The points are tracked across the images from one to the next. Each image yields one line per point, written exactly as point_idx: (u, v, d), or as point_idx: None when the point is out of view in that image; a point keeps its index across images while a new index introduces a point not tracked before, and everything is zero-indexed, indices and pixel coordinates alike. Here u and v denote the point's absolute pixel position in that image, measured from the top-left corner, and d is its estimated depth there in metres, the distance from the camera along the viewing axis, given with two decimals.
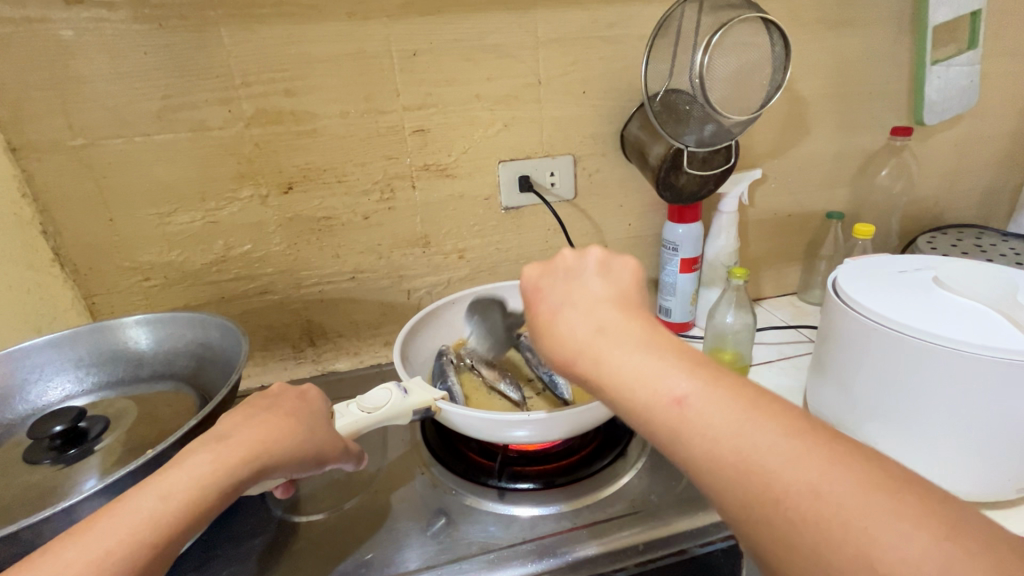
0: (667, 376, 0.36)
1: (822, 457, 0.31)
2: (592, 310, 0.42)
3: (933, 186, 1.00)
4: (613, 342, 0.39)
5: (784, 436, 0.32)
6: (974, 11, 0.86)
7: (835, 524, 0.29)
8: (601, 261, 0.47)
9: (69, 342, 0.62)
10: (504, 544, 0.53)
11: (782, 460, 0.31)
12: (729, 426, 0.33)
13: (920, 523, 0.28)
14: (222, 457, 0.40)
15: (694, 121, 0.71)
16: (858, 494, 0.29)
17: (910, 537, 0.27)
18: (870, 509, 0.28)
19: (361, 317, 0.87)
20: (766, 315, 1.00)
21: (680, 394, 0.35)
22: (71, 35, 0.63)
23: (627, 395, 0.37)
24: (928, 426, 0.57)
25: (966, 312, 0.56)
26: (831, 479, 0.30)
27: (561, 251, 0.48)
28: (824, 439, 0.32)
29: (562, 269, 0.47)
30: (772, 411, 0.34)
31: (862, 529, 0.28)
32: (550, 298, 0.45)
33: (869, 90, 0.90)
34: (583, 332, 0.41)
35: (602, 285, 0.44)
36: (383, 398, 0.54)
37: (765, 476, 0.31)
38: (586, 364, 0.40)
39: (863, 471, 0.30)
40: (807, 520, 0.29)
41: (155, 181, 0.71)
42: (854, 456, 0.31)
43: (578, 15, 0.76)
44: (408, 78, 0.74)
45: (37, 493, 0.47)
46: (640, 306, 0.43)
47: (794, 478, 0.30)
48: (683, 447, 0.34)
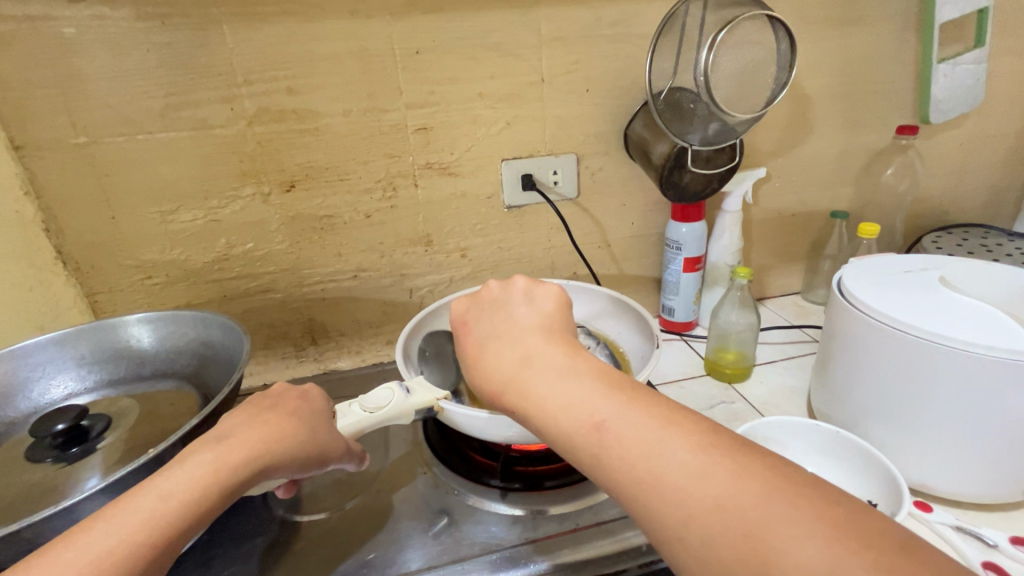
0: (588, 400, 0.38)
1: (725, 467, 0.32)
2: (519, 341, 0.45)
3: (939, 185, 1.00)
4: (536, 370, 0.42)
5: (689, 449, 0.34)
6: (981, 9, 0.86)
7: (734, 533, 0.30)
8: (528, 294, 0.50)
9: (72, 341, 0.62)
10: (507, 544, 0.53)
11: (688, 474, 0.33)
12: (641, 445, 0.35)
13: (818, 526, 0.28)
14: (224, 457, 0.40)
15: (698, 119, 0.71)
16: (756, 499, 0.30)
17: (805, 540, 0.28)
18: (767, 516, 0.29)
19: (363, 316, 0.87)
20: (769, 315, 0.99)
21: (599, 419, 0.37)
22: (74, 32, 0.63)
23: (552, 421, 0.39)
24: (932, 427, 0.57)
25: (972, 313, 0.56)
26: (734, 487, 0.31)
27: (488, 284, 0.53)
28: (731, 450, 0.33)
29: (488, 302, 0.51)
30: (682, 428, 0.35)
31: (761, 537, 0.29)
32: (478, 330, 0.49)
33: (874, 88, 0.90)
34: (509, 363, 0.44)
35: (528, 316, 0.48)
36: (386, 398, 0.53)
37: (674, 490, 0.32)
38: (516, 394, 0.42)
39: (767, 478, 0.31)
40: (717, 531, 0.30)
41: (158, 179, 0.71)
42: (757, 462, 0.32)
43: (581, 13, 0.76)
44: (411, 76, 0.73)
45: (39, 492, 0.47)
46: (565, 332, 0.46)
47: (697, 491, 0.32)
48: (606, 470, 0.36)
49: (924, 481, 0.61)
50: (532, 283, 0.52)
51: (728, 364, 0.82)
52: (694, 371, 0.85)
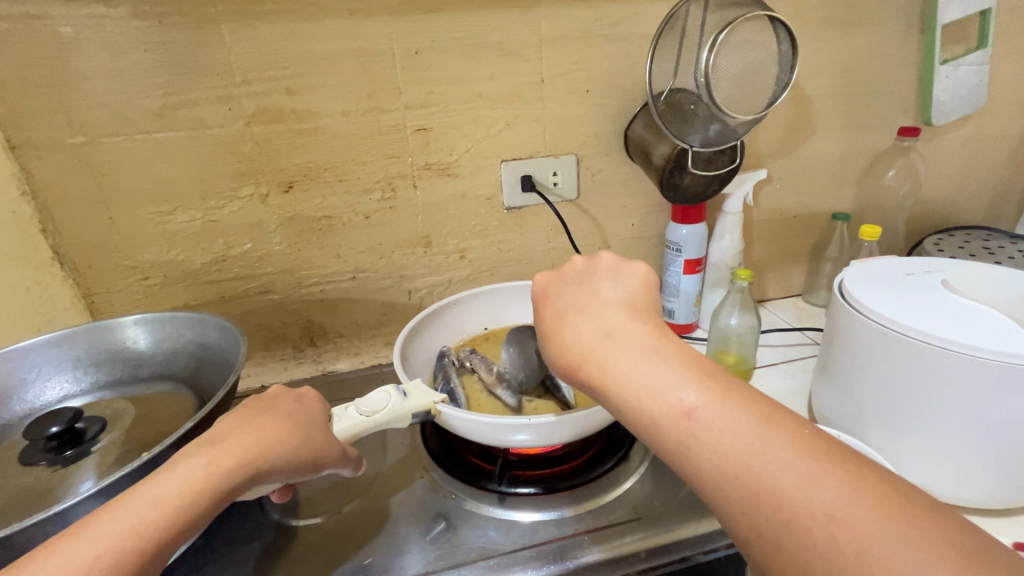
0: (678, 387, 0.38)
1: (833, 476, 0.32)
2: (602, 318, 0.44)
3: (941, 187, 0.99)
4: (619, 348, 0.42)
5: (794, 451, 0.33)
6: (984, 10, 0.85)
7: (841, 546, 0.29)
8: (613, 272, 0.49)
9: (68, 342, 0.61)
10: (505, 549, 0.52)
11: (795, 478, 0.32)
12: (738, 439, 0.34)
13: (938, 550, 0.28)
14: (216, 462, 0.40)
15: (699, 120, 0.70)
16: (871, 515, 0.30)
17: (923, 561, 0.27)
18: (881, 533, 0.29)
19: (362, 317, 0.87)
20: (770, 317, 0.99)
21: (688, 407, 0.37)
22: (71, 31, 0.62)
23: (636, 404, 0.39)
24: (935, 431, 0.56)
25: (973, 316, 0.56)
26: (843, 498, 0.31)
27: (571, 258, 0.51)
28: (837, 459, 0.33)
29: (571, 274, 0.50)
30: (783, 428, 0.35)
31: (873, 552, 0.28)
32: (557, 303, 0.48)
33: (876, 90, 0.89)
34: (589, 338, 0.44)
35: (614, 294, 0.47)
36: (382, 401, 0.53)
37: (775, 494, 0.32)
38: (597, 374, 0.42)
39: (879, 493, 0.31)
40: (823, 542, 0.30)
41: (155, 180, 0.71)
42: (866, 474, 0.32)
43: (582, 13, 0.75)
44: (410, 76, 0.73)
45: (33, 495, 0.47)
46: (651, 313, 0.45)
47: (804, 498, 0.31)
48: (694, 463, 0.35)
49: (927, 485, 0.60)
50: (617, 258, 0.50)
51: (728, 367, 0.82)
52: None
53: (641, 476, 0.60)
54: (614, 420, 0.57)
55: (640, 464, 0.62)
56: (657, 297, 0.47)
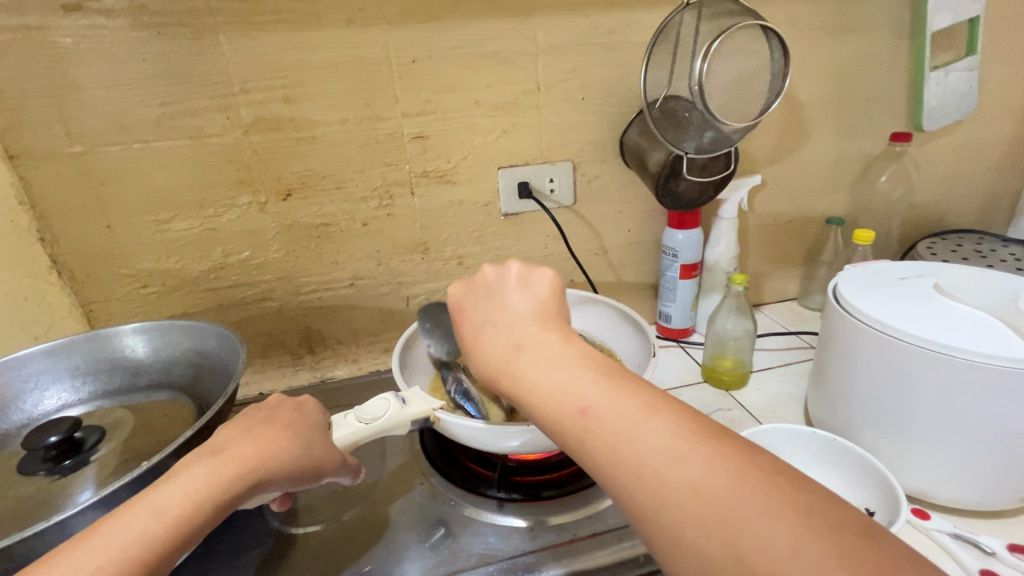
0: (576, 387, 0.38)
1: (702, 454, 0.33)
2: (508, 324, 0.44)
3: (933, 191, 1.00)
4: (526, 355, 0.41)
5: (671, 437, 0.34)
6: (974, 17, 0.86)
7: (703, 516, 0.31)
8: (523, 276, 0.48)
9: (66, 351, 0.61)
10: (504, 555, 0.52)
11: (667, 461, 0.33)
12: (626, 430, 0.35)
13: (787, 516, 0.29)
14: (217, 472, 0.40)
15: (694, 127, 0.71)
16: (731, 484, 0.31)
17: (768, 523, 0.29)
18: (739, 501, 0.30)
19: (360, 324, 0.87)
20: (766, 321, 1.00)
21: (584, 406, 0.37)
22: (70, 42, 0.62)
23: (541, 407, 0.39)
24: (932, 434, 0.57)
25: (967, 320, 0.56)
26: (708, 474, 0.32)
27: (483, 267, 0.50)
28: (710, 439, 0.34)
29: (483, 287, 0.49)
30: (669, 414, 0.35)
31: (733, 520, 0.30)
32: (473, 318, 0.47)
33: (869, 96, 0.90)
34: (502, 349, 0.43)
35: (523, 298, 0.46)
36: (381, 408, 0.53)
37: (656, 477, 0.33)
38: (506, 379, 0.41)
39: (741, 463, 0.32)
40: (690, 514, 0.31)
41: (154, 188, 0.71)
42: (732, 447, 0.33)
43: (577, 21, 0.76)
44: (408, 85, 0.74)
45: (32, 505, 0.47)
46: (560, 316, 0.45)
47: (679, 478, 0.32)
48: (591, 457, 0.36)
49: (922, 487, 0.60)
50: (527, 266, 0.49)
51: (724, 370, 0.82)
52: (691, 379, 0.85)
53: None
54: None
55: None
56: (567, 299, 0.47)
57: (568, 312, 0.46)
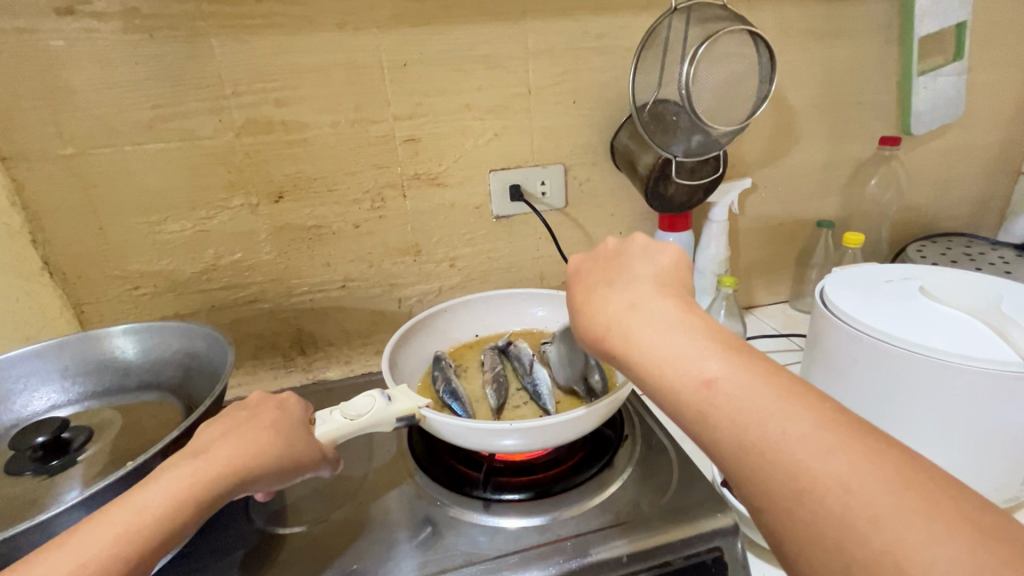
0: (702, 358, 0.38)
1: (853, 453, 0.32)
2: (629, 289, 0.45)
3: (923, 194, 1.01)
4: (644, 318, 0.42)
5: (815, 426, 0.33)
6: (961, 22, 0.87)
7: (856, 517, 0.30)
8: (647, 248, 0.50)
9: (55, 352, 0.62)
10: (488, 555, 0.52)
11: (812, 450, 0.32)
12: (754, 408, 0.34)
13: (956, 534, 0.28)
14: (199, 471, 0.40)
15: (682, 131, 0.72)
16: (888, 490, 0.30)
17: (939, 542, 0.28)
18: (900, 512, 0.29)
19: (352, 325, 0.87)
20: (757, 324, 1.00)
21: (711, 377, 0.37)
22: (62, 45, 0.63)
23: (657, 372, 0.39)
24: (915, 434, 0.57)
25: (948, 321, 0.57)
26: (859, 474, 0.31)
27: (607, 238, 0.53)
28: (858, 436, 0.33)
29: (602, 255, 0.51)
30: (809, 403, 0.34)
31: (893, 530, 0.29)
32: (589, 279, 0.49)
33: (858, 100, 0.91)
34: (618, 309, 0.44)
35: (645, 268, 0.47)
36: (367, 405, 0.53)
37: (798, 468, 0.32)
38: (621, 342, 0.42)
39: (901, 472, 0.31)
40: (840, 514, 0.30)
41: (146, 190, 0.71)
42: (889, 453, 0.32)
43: (567, 25, 0.76)
44: (399, 88, 0.74)
45: (19, 504, 0.47)
46: (682, 288, 0.45)
47: (827, 473, 0.31)
48: (713, 431, 0.36)
49: None
50: (650, 240, 0.51)
51: None
52: None
53: (624, 482, 0.61)
54: (598, 424, 0.58)
55: (624, 469, 0.63)
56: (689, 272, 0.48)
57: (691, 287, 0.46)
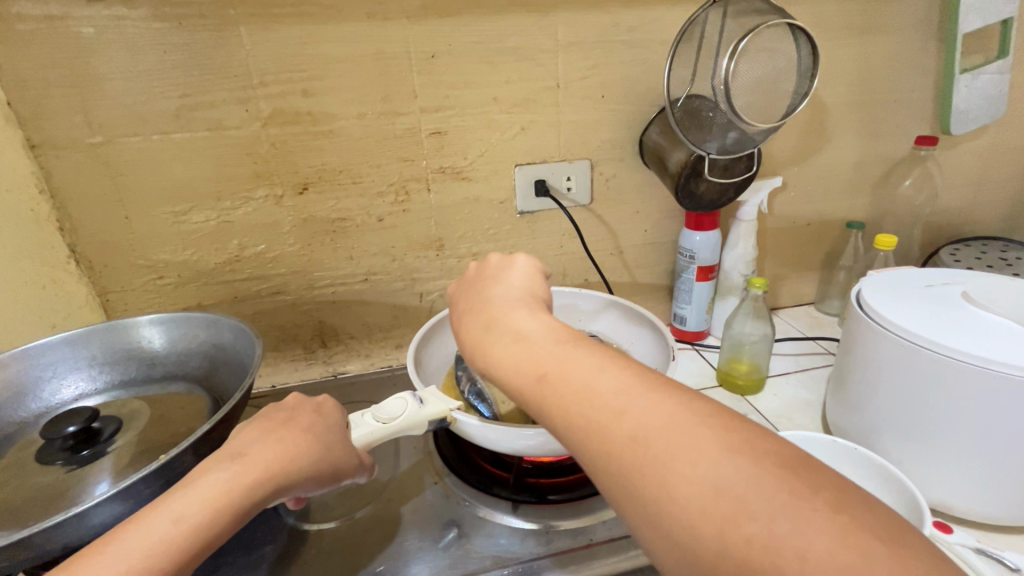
0: (536, 355, 0.37)
1: (643, 404, 0.32)
2: (481, 306, 0.44)
3: (957, 196, 0.98)
4: (493, 331, 0.41)
5: (621, 391, 0.33)
6: (1005, 19, 0.84)
7: (643, 464, 0.30)
8: (502, 264, 0.48)
9: (84, 341, 0.62)
10: (518, 558, 0.52)
11: (613, 411, 0.32)
12: (577, 391, 0.34)
13: (723, 452, 0.28)
14: (238, 477, 0.40)
15: (717, 127, 0.70)
16: (669, 429, 0.30)
17: (702, 463, 0.28)
18: (675, 444, 0.29)
19: (373, 319, 0.87)
20: (782, 325, 0.98)
21: (542, 371, 0.36)
22: (91, 32, 0.62)
23: (503, 380, 0.38)
24: (959, 448, 0.55)
25: (997, 329, 0.55)
26: (651, 421, 0.31)
27: (470, 263, 0.51)
28: (660, 389, 0.33)
29: (467, 278, 0.49)
30: (623, 367, 0.35)
31: (669, 466, 0.29)
32: (457, 304, 0.47)
33: (894, 98, 0.88)
34: (473, 329, 0.42)
35: (499, 283, 0.46)
36: (399, 408, 0.53)
37: (599, 429, 0.32)
38: (475, 357, 0.41)
39: (682, 406, 0.31)
40: (633, 464, 0.30)
41: (172, 180, 0.71)
42: (674, 396, 0.32)
43: (598, 18, 0.75)
44: (426, 80, 0.73)
45: (51, 494, 0.47)
46: (536, 296, 0.45)
47: (621, 428, 0.32)
48: (549, 420, 0.35)
49: (941, 500, 0.59)
50: (504, 256, 0.50)
51: (741, 376, 0.81)
52: (706, 383, 0.84)
53: None
54: None
55: None
56: (544, 281, 0.47)
57: (546, 294, 0.46)
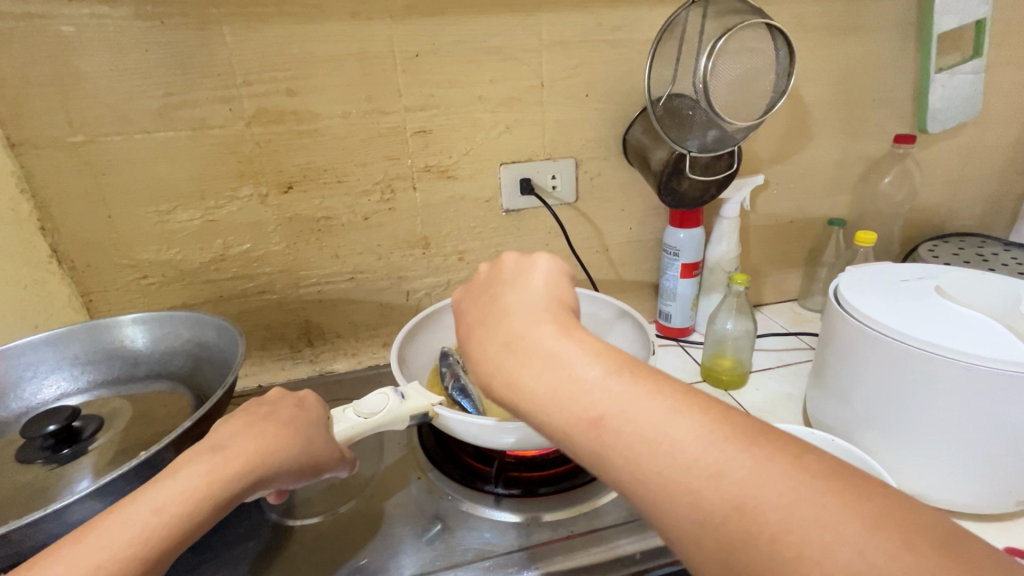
0: (584, 393, 0.34)
1: (746, 465, 0.29)
2: (503, 320, 0.40)
3: (936, 193, 1.00)
4: (523, 356, 0.36)
5: (708, 445, 0.30)
6: (980, 19, 0.86)
7: (756, 540, 0.27)
8: (521, 265, 0.44)
9: (65, 341, 0.61)
10: (500, 551, 0.52)
11: (705, 472, 0.29)
12: (646, 443, 0.31)
13: (857, 531, 0.26)
14: (218, 469, 0.40)
15: (697, 126, 0.71)
16: (786, 502, 0.27)
17: (839, 548, 0.26)
18: (800, 520, 0.27)
19: (360, 318, 0.87)
20: (765, 321, 1.00)
21: (597, 415, 0.33)
22: (72, 30, 0.62)
23: (543, 416, 0.35)
24: (930, 437, 0.57)
25: (968, 323, 0.56)
26: (757, 489, 0.28)
27: (480, 267, 0.47)
28: (752, 442, 0.30)
29: (478, 285, 0.45)
30: (701, 412, 0.32)
31: (791, 547, 0.26)
32: (468, 316, 0.43)
33: (873, 97, 0.90)
34: (496, 351, 0.38)
35: (518, 290, 0.42)
36: (380, 403, 0.53)
37: (694, 496, 0.29)
38: (503, 386, 0.37)
39: (797, 468, 0.29)
40: (743, 540, 0.28)
41: (155, 178, 0.71)
42: (787, 451, 0.30)
43: (582, 18, 0.76)
44: (411, 79, 0.73)
45: (30, 492, 0.47)
46: (562, 304, 0.41)
47: (720, 497, 0.29)
48: (609, 471, 0.32)
49: (916, 489, 0.61)
50: (520, 257, 0.45)
51: (723, 371, 0.82)
52: (690, 378, 0.85)
53: None
54: None
55: None
56: (569, 283, 0.43)
57: (572, 299, 0.42)
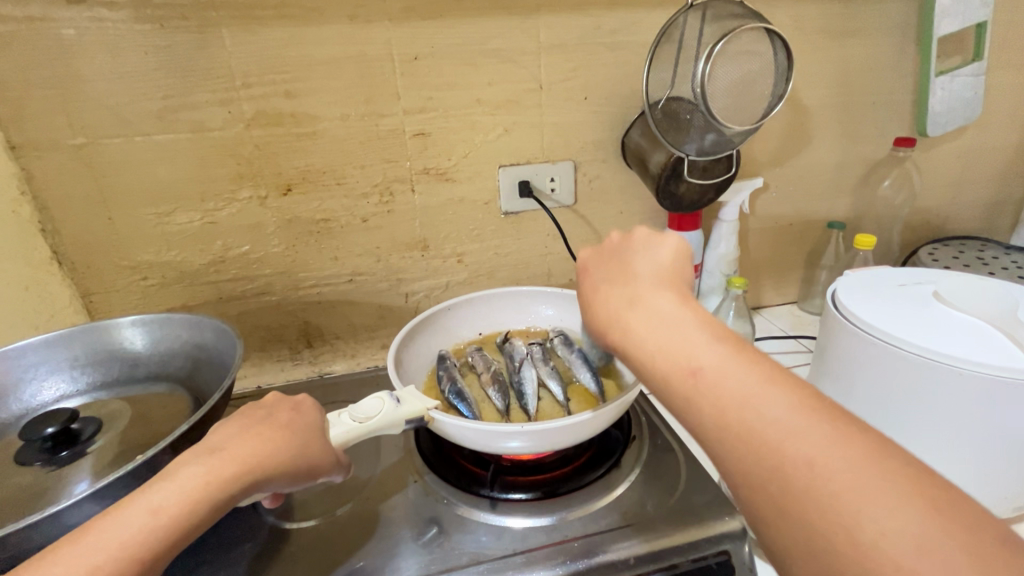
0: (690, 348, 0.38)
1: (822, 431, 0.32)
2: (629, 284, 0.46)
3: (936, 196, 1.00)
4: (642, 313, 0.42)
5: (792, 409, 0.34)
6: (980, 22, 0.86)
7: (822, 495, 0.30)
8: (650, 241, 0.49)
9: (64, 343, 0.62)
10: (495, 555, 0.53)
11: (784, 428, 0.33)
12: (737, 396, 0.35)
13: (914, 507, 0.28)
14: (215, 471, 0.40)
15: (695, 129, 0.71)
16: (850, 467, 0.30)
17: (897, 515, 0.28)
18: (860, 486, 0.30)
19: (359, 319, 0.87)
20: (765, 324, 1.00)
21: (697, 366, 0.37)
22: (72, 33, 0.62)
23: (649, 363, 0.40)
24: (926, 442, 0.57)
25: (965, 329, 0.56)
26: (829, 453, 0.31)
27: (610, 234, 0.52)
28: (833, 417, 0.33)
29: (609, 250, 0.51)
30: (794, 386, 0.35)
31: (851, 506, 0.29)
32: (594, 277, 0.49)
33: (873, 100, 0.90)
34: (618, 306, 0.44)
35: (647, 261, 0.47)
36: (375, 407, 0.53)
37: (767, 445, 0.33)
38: (618, 334, 0.43)
39: (866, 446, 0.31)
40: (805, 491, 0.31)
41: (155, 181, 0.71)
42: (861, 434, 0.32)
43: (580, 21, 0.76)
44: (409, 82, 0.74)
45: (29, 494, 0.47)
46: (681, 279, 0.46)
47: (792, 450, 0.32)
48: (697, 415, 0.36)
49: None
50: (651, 232, 0.51)
51: None
52: None
53: (632, 483, 0.61)
54: (608, 425, 0.58)
55: (632, 471, 0.63)
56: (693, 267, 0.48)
57: (691, 278, 0.46)
